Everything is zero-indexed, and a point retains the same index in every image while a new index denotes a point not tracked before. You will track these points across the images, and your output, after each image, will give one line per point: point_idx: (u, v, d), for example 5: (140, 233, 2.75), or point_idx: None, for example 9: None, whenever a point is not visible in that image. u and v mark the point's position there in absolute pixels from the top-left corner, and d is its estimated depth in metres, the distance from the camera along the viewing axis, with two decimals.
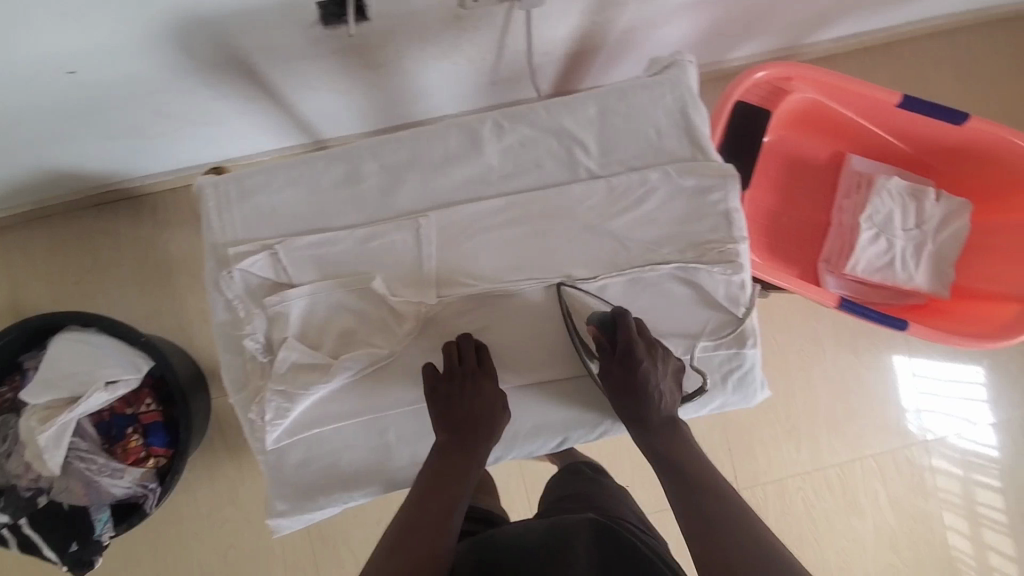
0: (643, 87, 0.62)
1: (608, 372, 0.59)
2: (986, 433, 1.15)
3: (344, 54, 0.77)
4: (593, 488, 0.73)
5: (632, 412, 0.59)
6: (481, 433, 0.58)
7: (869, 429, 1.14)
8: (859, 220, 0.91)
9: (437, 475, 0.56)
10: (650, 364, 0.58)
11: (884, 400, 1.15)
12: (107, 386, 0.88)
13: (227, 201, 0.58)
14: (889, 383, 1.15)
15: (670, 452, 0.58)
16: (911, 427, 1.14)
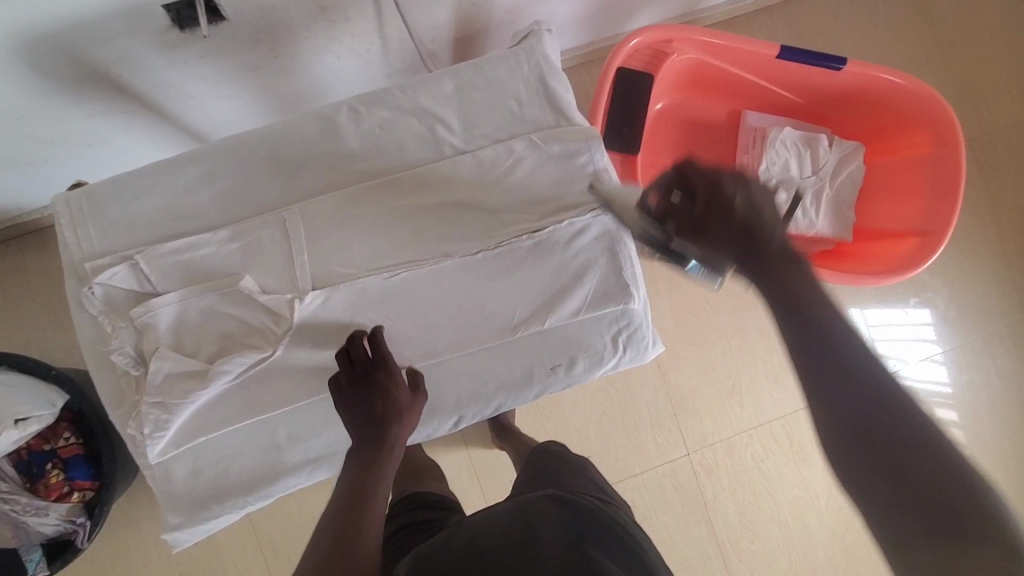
0: (499, 58, 0.63)
1: (689, 218, 0.52)
2: (922, 369, 1.18)
3: (215, 58, 0.76)
4: (557, 467, 0.73)
5: (741, 245, 0.50)
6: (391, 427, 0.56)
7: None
8: (757, 173, 0.93)
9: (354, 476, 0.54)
10: (732, 183, 0.50)
11: None
12: (18, 423, 0.85)
13: (82, 216, 0.57)
14: None
15: (796, 283, 0.47)
16: None
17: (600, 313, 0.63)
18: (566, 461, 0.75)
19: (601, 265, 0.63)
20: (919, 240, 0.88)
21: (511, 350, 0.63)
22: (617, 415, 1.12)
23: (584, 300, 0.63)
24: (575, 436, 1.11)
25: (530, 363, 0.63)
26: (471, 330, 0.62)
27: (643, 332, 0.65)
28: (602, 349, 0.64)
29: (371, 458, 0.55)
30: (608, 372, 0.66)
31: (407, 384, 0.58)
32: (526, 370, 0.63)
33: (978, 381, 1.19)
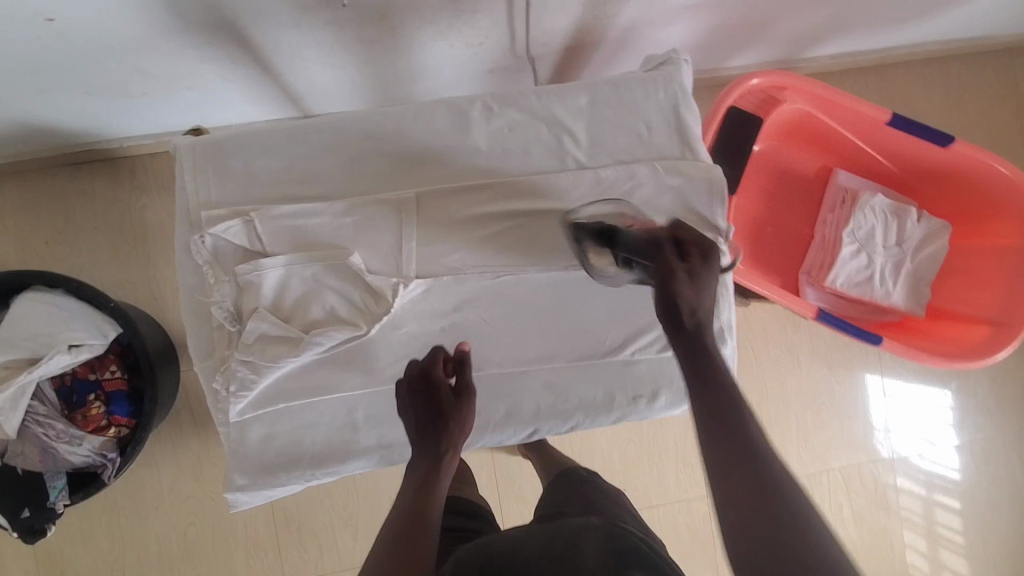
0: (638, 80, 0.62)
1: None
2: (946, 455, 1.17)
3: (336, 27, 0.76)
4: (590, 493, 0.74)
5: None
6: (450, 445, 0.55)
7: (837, 443, 1.15)
8: (842, 234, 0.92)
9: (413, 500, 0.53)
10: None
11: (853, 416, 1.16)
12: (71, 349, 0.87)
13: (203, 164, 0.57)
14: (857, 400, 1.16)
15: None
16: (877, 446, 1.16)
17: None
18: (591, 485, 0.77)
19: None
20: (992, 329, 0.89)
21: (593, 372, 0.62)
22: (644, 446, 1.11)
23: None
24: (599, 458, 1.10)
25: (613, 389, 0.62)
26: (559, 344, 0.62)
27: None
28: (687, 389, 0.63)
29: (432, 478, 0.54)
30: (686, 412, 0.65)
31: (463, 397, 0.56)
32: (606, 395, 0.62)
33: (1003, 476, 1.18)
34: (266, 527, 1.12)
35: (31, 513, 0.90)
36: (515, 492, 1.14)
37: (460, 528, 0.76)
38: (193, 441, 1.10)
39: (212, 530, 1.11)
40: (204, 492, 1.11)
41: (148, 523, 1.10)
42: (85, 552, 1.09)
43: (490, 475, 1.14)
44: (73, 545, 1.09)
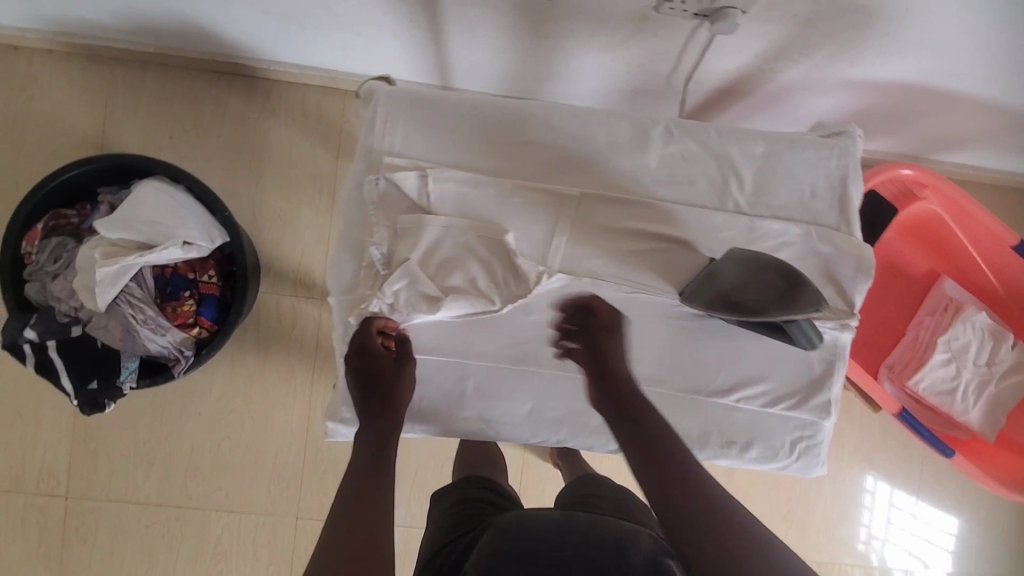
0: (816, 144, 0.63)
1: None
2: None
3: (521, 14, 0.79)
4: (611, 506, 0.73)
5: None
6: (389, 413, 0.60)
7: (861, 541, 1.14)
8: (936, 341, 0.93)
9: (359, 466, 0.57)
10: None
11: (883, 520, 1.14)
12: (183, 244, 0.90)
13: (396, 113, 0.60)
14: (859, 502, 1.14)
15: None
16: (869, 553, 1.14)
17: (790, 415, 0.64)
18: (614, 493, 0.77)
19: (816, 375, 0.64)
20: None
21: (696, 407, 0.64)
22: None
23: (784, 396, 0.64)
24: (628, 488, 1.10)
25: (710, 428, 0.64)
26: (671, 371, 0.64)
27: (820, 449, 0.65)
28: (778, 449, 0.65)
29: (375, 442, 0.59)
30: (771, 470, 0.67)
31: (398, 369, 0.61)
32: (701, 432, 0.64)
33: None
34: (293, 461, 1.15)
35: (97, 387, 0.92)
36: (534, 498, 1.15)
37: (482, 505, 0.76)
38: (251, 360, 1.14)
39: (244, 449, 1.14)
40: (246, 411, 1.14)
41: (187, 426, 1.13)
42: (123, 436, 1.13)
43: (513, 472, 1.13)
44: (114, 424, 1.13)
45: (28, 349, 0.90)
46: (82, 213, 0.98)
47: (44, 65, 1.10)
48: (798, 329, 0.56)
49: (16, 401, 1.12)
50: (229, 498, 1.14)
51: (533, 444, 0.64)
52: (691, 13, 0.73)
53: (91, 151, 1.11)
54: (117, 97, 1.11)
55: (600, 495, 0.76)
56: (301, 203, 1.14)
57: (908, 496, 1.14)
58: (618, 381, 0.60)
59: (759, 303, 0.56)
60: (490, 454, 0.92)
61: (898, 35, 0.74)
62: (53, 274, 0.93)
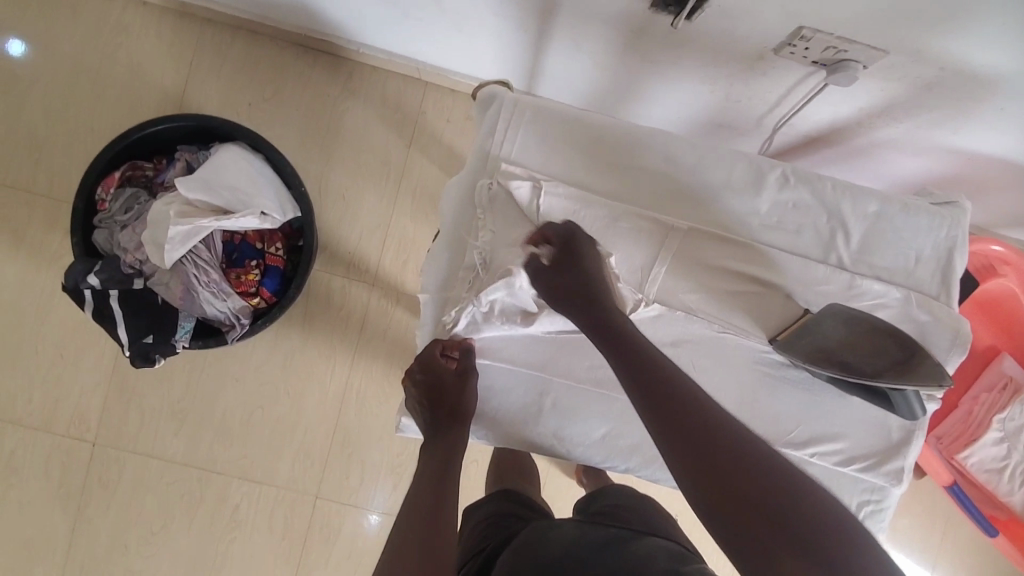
0: (928, 211, 0.63)
1: None
2: None
3: (635, 36, 0.79)
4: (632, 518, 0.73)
5: None
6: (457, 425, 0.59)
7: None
8: (990, 419, 0.92)
9: (425, 475, 0.56)
10: None
11: None
12: (260, 215, 0.90)
13: (518, 121, 0.60)
14: None
15: None
16: None
17: (860, 478, 0.63)
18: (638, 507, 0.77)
19: (894, 441, 0.63)
20: None
21: None
22: None
23: (857, 457, 0.63)
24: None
25: None
26: (749, 417, 0.63)
27: (885, 515, 0.64)
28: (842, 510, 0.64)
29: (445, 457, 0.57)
30: None
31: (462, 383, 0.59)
32: None
33: None
34: (320, 440, 1.15)
35: (152, 341, 0.92)
36: None
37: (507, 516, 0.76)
38: (295, 335, 1.14)
39: (274, 421, 1.14)
40: (282, 384, 1.14)
41: (223, 390, 1.13)
42: (158, 391, 1.13)
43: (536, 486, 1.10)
44: (151, 378, 1.13)
45: (88, 294, 0.90)
46: (157, 167, 0.99)
47: (137, 15, 1.10)
48: (903, 399, 0.56)
49: (60, 341, 1.12)
50: (252, 467, 1.14)
51: (603, 468, 0.63)
52: (809, 60, 0.72)
53: (170, 106, 1.12)
54: (203, 57, 1.12)
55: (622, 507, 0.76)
56: (367, 186, 1.14)
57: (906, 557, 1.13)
58: (610, 319, 0.55)
59: (872, 367, 0.55)
60: (523, 468, 0.91)
61: (1012, 111, 0.74)
62: (123, 224, 0.94)
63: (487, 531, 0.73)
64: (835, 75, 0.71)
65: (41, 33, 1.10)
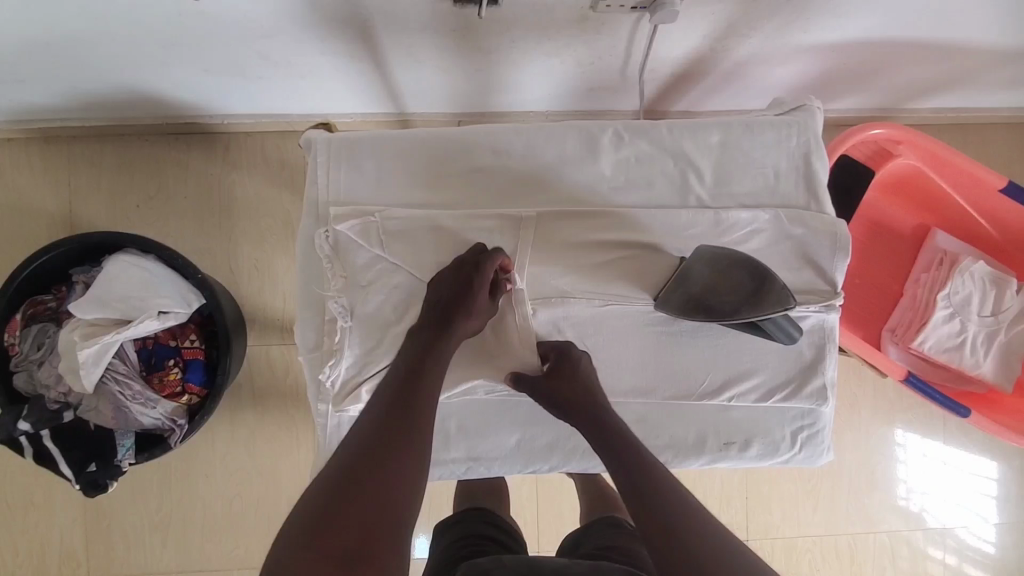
0: (772, 123, 0.61)
1: None
2: (990, 530, 1.11)
3: (459, 33, 0.78)
4: (617, 548, 0.67)
5: None
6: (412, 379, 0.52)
7: (900, 498, 1.11)
8: (936, 297, 0.90)
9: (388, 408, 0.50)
10: None
11: (937, 473, 1.11)
12: (159, 315, 0.90)
13: (337, 161, 0.59)
14: (891, 456, 1.10)
15: None
16: (910, 506, 1.11)
17: (788, 406, 0.62)
18: (635, 545, 0.67)
19: (807, 362, 0.62)
20: None
21: (688, 413, 0.62)
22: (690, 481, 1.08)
23: (778, 389, 0.62)
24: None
25: (706, 430, 0.62)
26: (656, 380, 0.61)
27: (823, 436, 0.63)
28: (779, 443, 0.63)
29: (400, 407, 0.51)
30: (776, 465, 0.65)
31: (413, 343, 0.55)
32: (698, 436, 0.63)
33: None
34: None
35: (96, 469, 0.92)
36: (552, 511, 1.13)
37: (478, 535, 0.69)
38: (249, 417, 1.13)
39: (255, 503, 1.13)
40: (253, 466, 1.13)
41: (197, 491, 1.13)
42: (136, 509, 1.12)
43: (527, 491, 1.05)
44: (125, 498, 1.12)
45: (23, 441, 0.89)
46: (59, 296, 0.97)
47: (2, 153, 1.09)
48: (774, 325, 0.56)
49: (26, 490, 1.11)
50: (249, 555, 1.13)
51: (528, 474, 0.63)
52: (628, 7, 0.70)
53: (61, 230, 1.11)
54: (77, 173, 1.11)
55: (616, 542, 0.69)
56: (276, 251, 1.13)
57: (935, 441, 1.11)
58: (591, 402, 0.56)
59: (731, 307, 0.55)
60: (495, 483, 0.83)
61: None
62: (39, 361, 0.93)
63: (455, 552, 0.66)
64: (656, 16, 0.69)
65: None
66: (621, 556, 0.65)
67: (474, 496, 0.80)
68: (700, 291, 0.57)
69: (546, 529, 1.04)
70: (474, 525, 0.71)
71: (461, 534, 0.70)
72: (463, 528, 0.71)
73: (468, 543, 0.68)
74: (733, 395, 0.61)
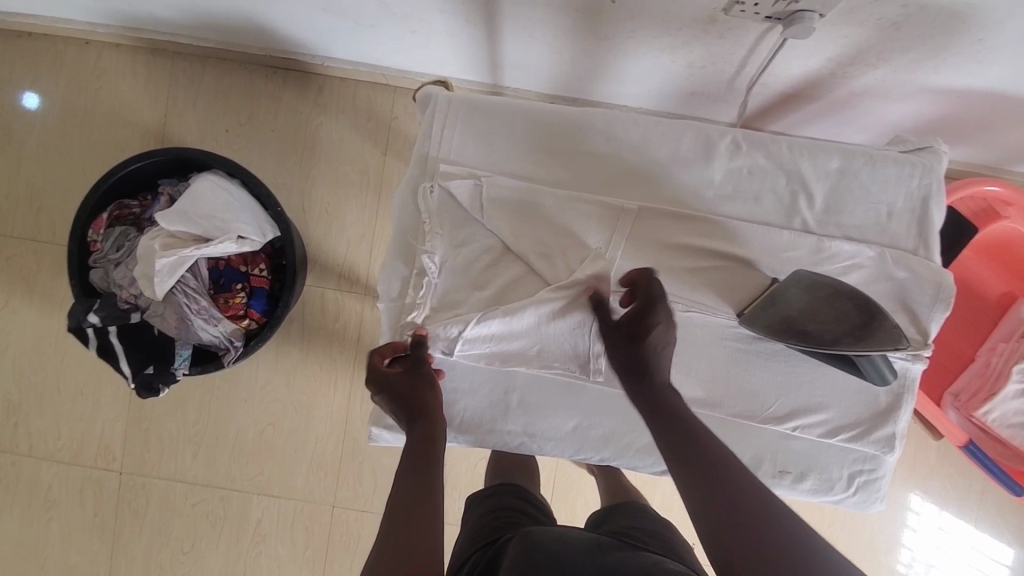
0: (896, 160, 0.59)
1: None
2: None
3: (582, 14, 0.77)
4: (644, 530, 0.68)
5: None
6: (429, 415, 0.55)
7: (902, 565, 1.08)
8: (1011, 369, 0.85)
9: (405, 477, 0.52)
10: None
11: (943, 548, 1.07)
12: (238, 239, 0.92)
13: (452, 120, 0.60)
14: (892, 520, 1.08)
15: None
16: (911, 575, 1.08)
17: (849, 448, 0.62)
18: (663, 531, 0.68)
19: (878, 409, 0.60)
20: None
21: (748, 434, 0.62)
22: None
23: (844, 428, 0.61)
24: (675, 513, 1.02)
25: (762, 455, 0.62)
26: (723, 394, 0.61)
27: (881, 484, 0.62)
28: (835, 482, 0.62)
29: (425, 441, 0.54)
30: (825, 503, 0.64)
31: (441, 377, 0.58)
32: (753, 459, 0.62)
33: None
34: (330, 450, 1.17)
35: (153, 372, 0.95)
36: None
37: (512, 508, 0.71)
38: (294, 352, 1.16)
39: (284, 435, 1.17)
40: (289, 401, 1.17)
41: (233, 412, 1.17)
42: (174, 417, 1.17)
43: (548, 477, 1.06)
44: (167, 406, 1.17)
45: (90, 332, 0.94)
46: (144, 204, 1.01)
47: (113, 58, 1.14)
48: (870, 364, 0.55)
49: (79, 379, 1.17)
50: (269, 483, 1.17)
51: (576, 461, 0.64)
52: (763, 15, 0.69)
53: (153, 142, 1.15)
54: (176, 88, 1.14)
55: (642, 526, 0.69)
56: (348, 198, 1.15)
57: (952, 515, 1.07)
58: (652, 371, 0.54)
59: (832, 335, 0.54)
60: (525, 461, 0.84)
61: (993, 42, 0.68)
62: (116, 262, 0.96)
63: (492, 522, 0.68)
64: (792, 29, 0.67)
65: (28, 85, 1.14)
66: (656, 541, 0.65)
67: (506, 471, 0.81)
68: (794, 313, 0.57)
69: (558, 518, 1.05)
70: (506, 499, 0.73)
71: (494, 506, 0.71)
72: (498, 501, 0.72)
73: (501, 514, 0.69)
74: (799, 425, 0.60)
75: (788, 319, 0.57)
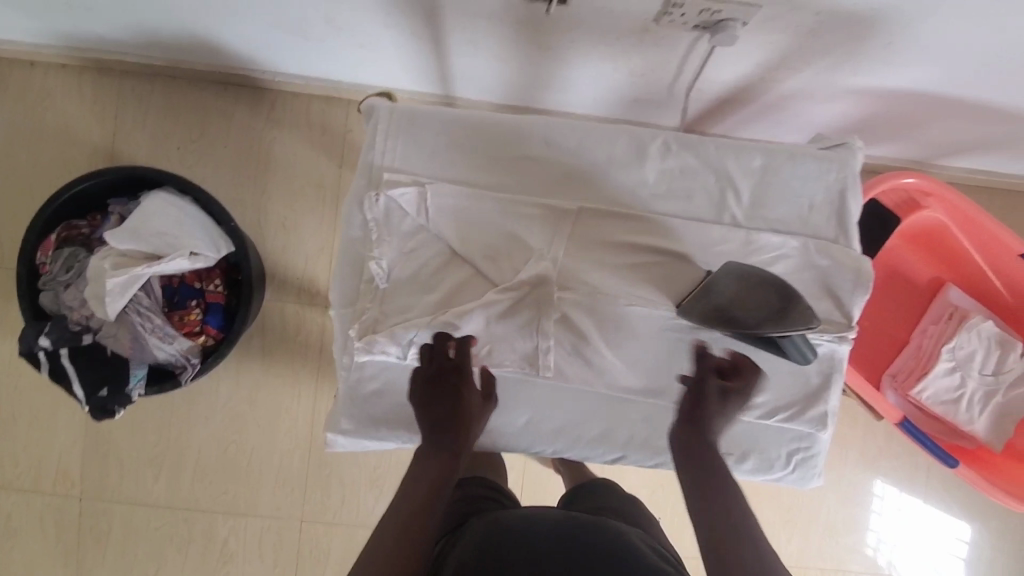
0: (814, 156, 0.63)
1: None
2: None
3: (523, 26, 0.80)
4: (610, 505, 0.70)
5: None
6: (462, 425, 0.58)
7: (868, 547, 1.13)
8: (941, 349, 0.92)
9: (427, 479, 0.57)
10: None
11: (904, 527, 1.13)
12: (190, 255, 0.91)
13: (396, 130, 0.62)
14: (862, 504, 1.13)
15: None
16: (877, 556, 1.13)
17: (786, 428, 0.65)
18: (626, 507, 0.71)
19: (809, 390, 0.64)
20: None
21: None
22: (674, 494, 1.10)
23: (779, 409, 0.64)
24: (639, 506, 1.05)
25: None
26: (666, 383, 0.64)
27: (817, 460, 0.66)
28: (775, 460, 0.65)
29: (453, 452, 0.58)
30: (767, 480, 0.67)
31: (481, 391, 0.60)
32: None
33: None
34: (297, 464, 1.16)
35: (107, 395, 0.93)
36: None
37: (478, 496, 0.71)
38: (256, 367, 1.15)
39: (249, 452, 1.16)
40: (252, 417, 1.15)
41: (195, 431, 1.15)
42: (134, 440, 1.15)
43: (514, 478, 1.08)
44: (125, 429, 1.15)
45: (41, 356, 0.91)
46: (93, 224, 0.98)
47: (58, 78, 1.12)
48: (792, 343, 0.58)
49: (31, 406, 1.14)
50: (235, 501, 1.16)
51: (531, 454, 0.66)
52: (690, 25, 0.73)
53: (102, 161, 1.13)
54: (125, 107, 1.13)
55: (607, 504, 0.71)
56: (306, 211, 1.15)
57: (909, 494, 1.13)
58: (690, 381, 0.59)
59: (754, 320, 0.57)
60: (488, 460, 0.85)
61: (900, 46, 0.74)
62: (66, 283, 0.94)
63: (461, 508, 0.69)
64: (717, 37, 0.71)
65: None
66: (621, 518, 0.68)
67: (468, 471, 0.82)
68: (724, 303, 0.59)
69: None
70: (471, 488, 0.73)
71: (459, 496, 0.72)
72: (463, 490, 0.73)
73: (468, 503, 0.70)
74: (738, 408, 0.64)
75: (718, 309, 0.59)
